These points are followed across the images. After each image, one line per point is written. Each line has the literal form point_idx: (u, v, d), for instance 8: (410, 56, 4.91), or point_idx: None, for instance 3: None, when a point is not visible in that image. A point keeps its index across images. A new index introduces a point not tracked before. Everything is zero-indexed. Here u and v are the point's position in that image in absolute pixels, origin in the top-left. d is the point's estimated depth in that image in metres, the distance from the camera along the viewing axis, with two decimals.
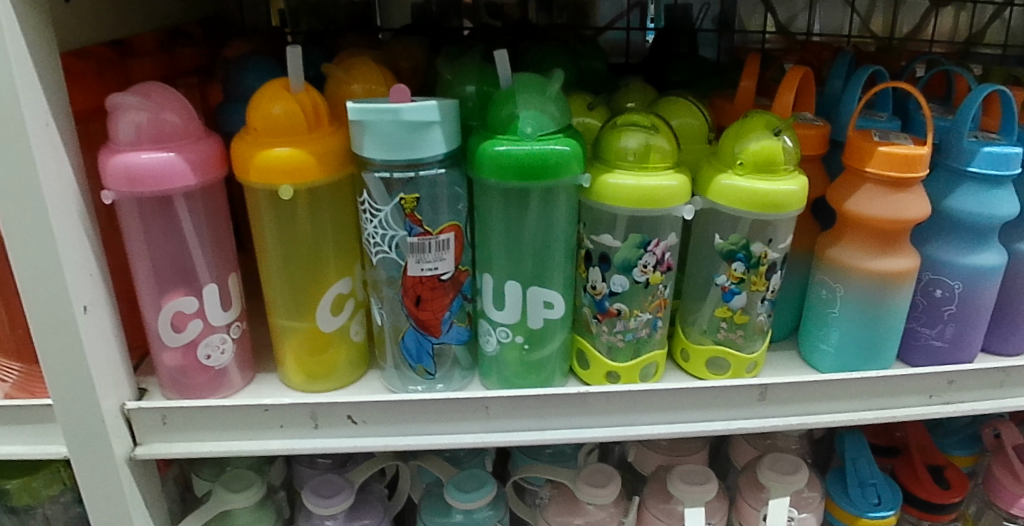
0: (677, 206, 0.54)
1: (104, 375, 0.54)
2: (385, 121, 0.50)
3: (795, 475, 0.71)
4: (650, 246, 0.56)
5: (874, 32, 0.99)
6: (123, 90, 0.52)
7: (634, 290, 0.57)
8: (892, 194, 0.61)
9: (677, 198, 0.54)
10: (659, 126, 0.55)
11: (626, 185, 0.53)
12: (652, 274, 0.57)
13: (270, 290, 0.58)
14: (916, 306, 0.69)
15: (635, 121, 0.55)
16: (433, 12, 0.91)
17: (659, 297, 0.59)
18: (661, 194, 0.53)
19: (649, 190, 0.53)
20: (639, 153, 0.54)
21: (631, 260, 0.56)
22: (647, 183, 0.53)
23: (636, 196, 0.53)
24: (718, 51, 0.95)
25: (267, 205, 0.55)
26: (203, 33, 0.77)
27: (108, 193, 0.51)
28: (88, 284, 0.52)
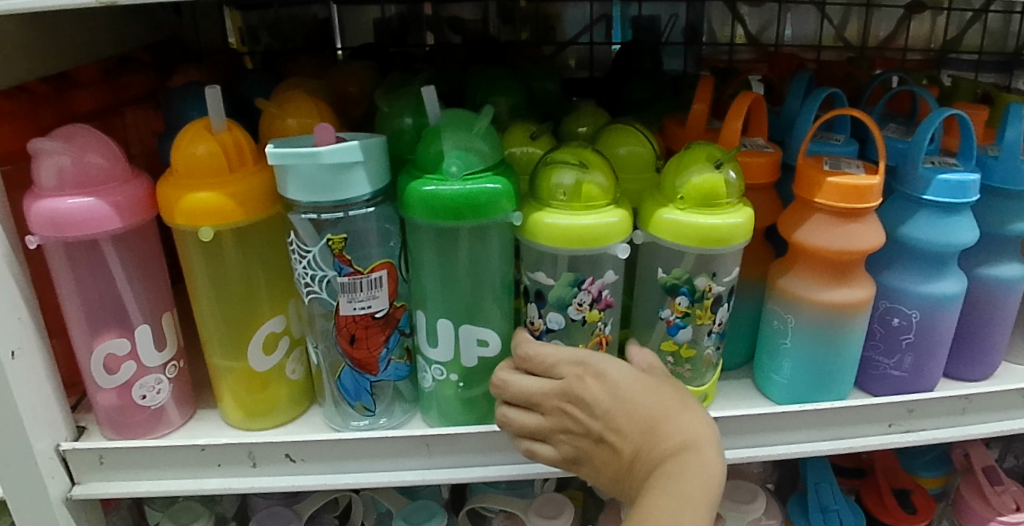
0: (614, 243, 0.52)
1: (36, 417, 0.54)
2: (308, 165, 0.48)
3: (751, 504, 0.70)
4: (584, 284, 0.54)
5: (847, 40, 0.97)
6: (45, 133, 0.51)
7: (571, 327, 0.56)
8: (843, 225, 0.59)
9: (615, 234, 0.52)
10: (595, 162, 0.53)
11: (563, 223, 0.51)
12: (588, 311, 0.56)
13: (203, 330, 0.57)
14: (873, 334, 0.67)
15: (569, 157, 0.54)
16: (394, 29, 0.90)
17: (599, 334, 0.57)
18: (600, 231, 0.51)
19: (587, 227, 0.51)
20: (575, 189, 0.52)
21: (566, 299, 0.55)
22: (584, 221, 0.51)
23: (574, 236, 0.51)
24: (684, 63, 0.94)
25: (195, 249, 0.54)
26: (153, 58, 0.76)
27: (33, 238, 0.50)
28: (15, 328, 0.52)
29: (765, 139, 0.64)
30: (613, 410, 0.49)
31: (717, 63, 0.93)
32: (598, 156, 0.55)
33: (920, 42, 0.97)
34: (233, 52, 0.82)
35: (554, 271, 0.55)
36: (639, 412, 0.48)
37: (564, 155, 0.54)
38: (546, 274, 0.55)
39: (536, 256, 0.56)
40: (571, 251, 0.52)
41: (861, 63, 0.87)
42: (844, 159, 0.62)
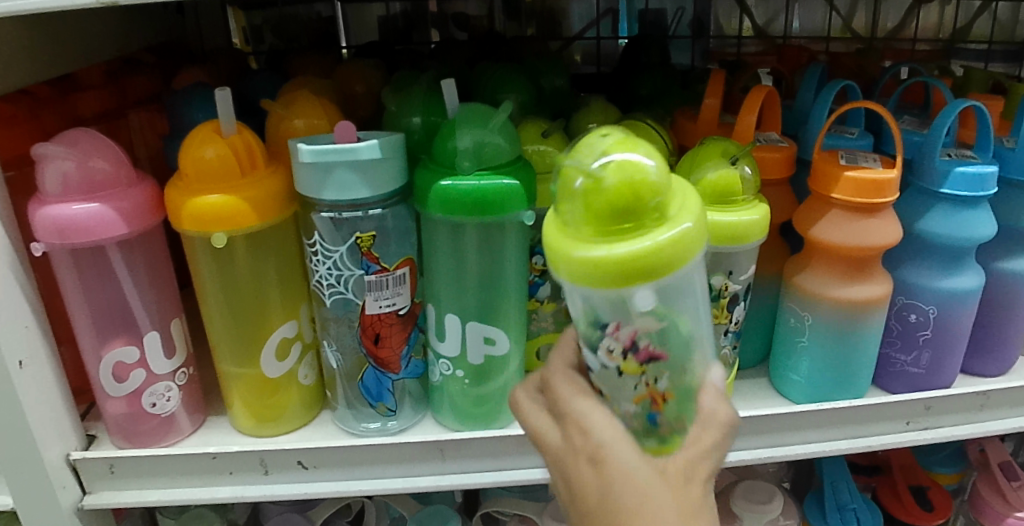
0: (690, 258, 0.36)
1: (45, 427, 0.53)
2: (343, 163, 0.48)
3: (769, 504, 0.69)
4: (610, 327, 0.38)
5: (857, 31, 0.96)
6: (50, 138, 0.50)
7: (606, 376, 0.40)
8: (860, 220, 0.58)
9: (689, 246, 0.36)
10: (649, 158, 0.37)
11: (616, 252, 0.35)
12: (623, 361, 0.39)
13: (213, 336, 0.56)
14: (891, 331, 0.66)
15: (612, 153, 0.37)
16: (398, 26, 0.89)
17: (647, 390, 0.40)
18: (668, 253, 0.35)
19: (646, 250, 0.35)
20: (621, 201, 0.36)
21: (593, 341, 0.39)
22: (640, 243, 0.35)
23: (631, 269, 0.35)
24: (693, 57, 0.93)
25: (204, 254, 0.53)
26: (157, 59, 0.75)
27: (39, 245, 0.50)
28: (22, 338, 0.51)
29: (779, 134, 0.63)
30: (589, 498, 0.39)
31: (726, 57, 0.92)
32: (643, 149, 0.38)
33: (929, 32, 0.95)
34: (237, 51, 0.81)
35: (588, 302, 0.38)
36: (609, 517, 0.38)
37: (596, 148, 0.38)
38: (589, 308, 0.38)
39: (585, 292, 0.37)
40: (625, 288, 0.36)
41: (872, 54, 0.85)
42: (860, 152, 0.61)
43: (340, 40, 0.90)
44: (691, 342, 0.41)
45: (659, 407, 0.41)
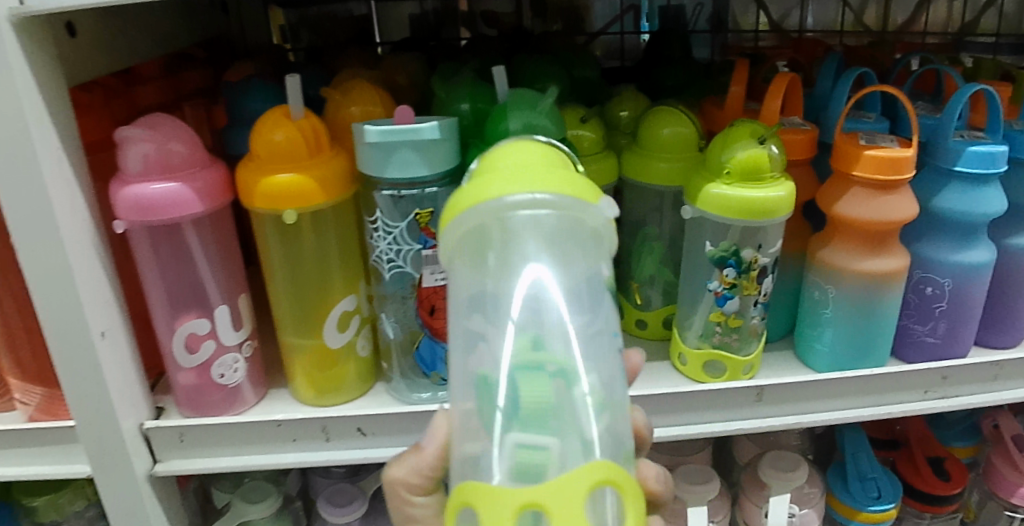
0: (519, 193, 0.37)
1: (122, 396, 0.57)
2: (404, 143, 0.52)
3: (795, 472, 0.72)
4: None
5: (868, 26, 1.00)
6: (131, 123, 0.54)
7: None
8: (880, 196, 0.62)
9: (518, 182, 0.37)
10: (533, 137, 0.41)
11: (507, 189, 0.37)
12: None
13: (278, 309, 0.60)
14: (908, 304, 0.70)
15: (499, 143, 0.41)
16: (429, 23, 0.93)
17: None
18: (491, 187, 0.37)
19: (478, 189, 0.38)
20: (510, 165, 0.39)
21: None
22: (478, 183, 0.38)
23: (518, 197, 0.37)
24: (711, 51, 0.97)
25: (273, 231, 0.57)
26: (207, 55, 0.80)
27: (121, 223, 0.53)
28: (103, 310, 0.55)
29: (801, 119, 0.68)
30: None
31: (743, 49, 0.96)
32: (562, 154, 0.42)
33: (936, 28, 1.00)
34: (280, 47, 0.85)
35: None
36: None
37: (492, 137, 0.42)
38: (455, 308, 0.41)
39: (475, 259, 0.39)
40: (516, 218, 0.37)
41: (883, 46, 0.90)
42: (878, 134, 0.65)
43: (374, 37, 0.94)
44: (529, 363, 0.36)
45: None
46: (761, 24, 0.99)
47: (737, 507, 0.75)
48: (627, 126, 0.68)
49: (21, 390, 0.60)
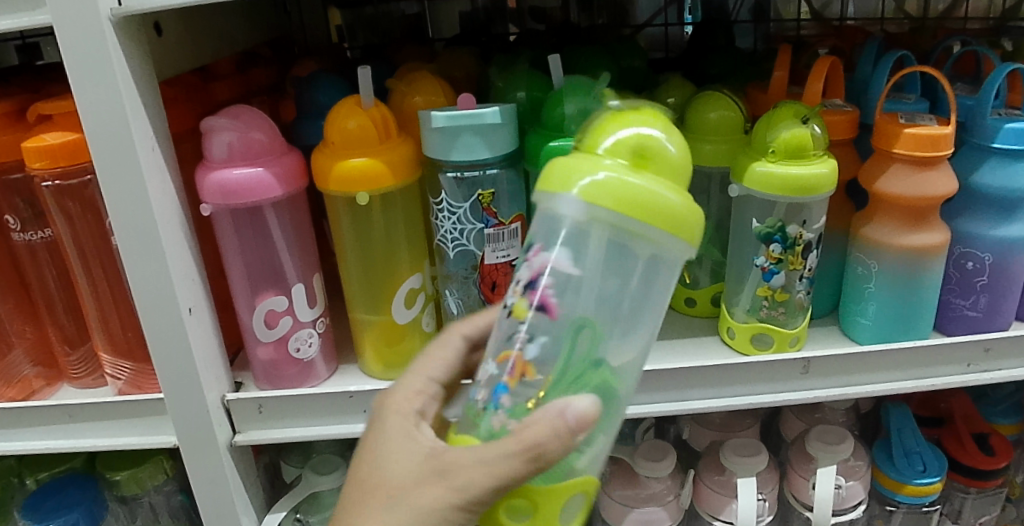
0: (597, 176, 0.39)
1: (206, 370, 0.60)
2: (470, 126, 0.56)
3: (841, 445, 0.73)
4: (530, 254, 0.42)
5: (908, 13, 1.03)
6: (216, 113, 0.59)
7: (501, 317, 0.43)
8: (920, 172, 0.64)
9: (605, 168, 0.39)
10: (658, 121, 0.41)
11: (606, 169, 0.39)
12: (519, 298, 0.41)
13: (349, 287, 0.64)
14: (949, 279, 0.72)
15: (619, 117, 0.42)
16: (480, 19, 0.97)
17: (513, 348, 0.41)
18: (578, 166, 0.40)
19: (571, 165, 0.40)
20: (622, 155, 0.40)
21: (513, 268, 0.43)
22: (574, 157, 0.40)
23: (599, 196, 0.38)
24: (754, 40, 1.00)
25: (345, 212, 0.61)
26: (274, 54, 0.85)
27: (207, 206, 0.58)
28: (191, 288, 0.59)
29: (842, 101, 0.71)
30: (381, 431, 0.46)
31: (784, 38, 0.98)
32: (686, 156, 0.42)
33: (978, 13, 1.04)
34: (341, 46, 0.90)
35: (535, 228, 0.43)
36: (390, 443, 0.44)
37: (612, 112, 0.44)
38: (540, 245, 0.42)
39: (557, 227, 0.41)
40: (603, 220, 0.39)
41: (923, 33, 0.92)
42: (918, 114, 0.67)
43: (427, 33, 0.99)
44: (597, 382, 0.42)
45: (523, 383, 0.41)
46: (802, 13, 1.02)
47: (785, 481, 0.77)
48: (675, 111, 0.72)
49: (110, 365, 0.65)
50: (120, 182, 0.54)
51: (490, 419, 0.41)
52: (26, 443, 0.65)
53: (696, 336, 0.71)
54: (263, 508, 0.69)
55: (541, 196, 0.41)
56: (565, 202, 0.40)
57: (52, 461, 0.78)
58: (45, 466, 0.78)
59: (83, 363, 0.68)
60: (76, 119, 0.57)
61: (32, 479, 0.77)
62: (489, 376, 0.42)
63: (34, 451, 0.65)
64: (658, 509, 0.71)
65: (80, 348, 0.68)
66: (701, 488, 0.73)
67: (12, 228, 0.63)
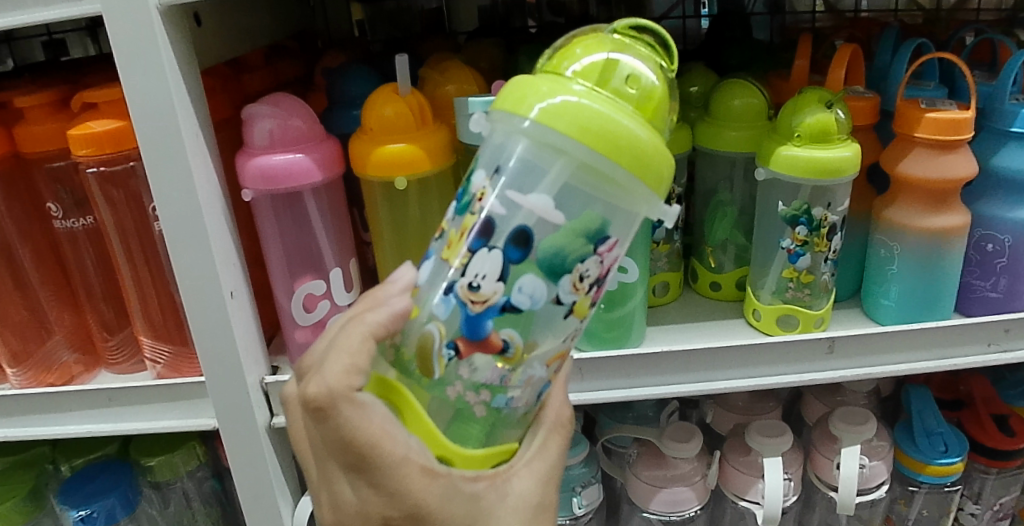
0: (556, 99, 0.40)
1: (247, 353, 0.62)
2: None
3: (864, 425, 0.74)
4: (602, 248, 0.41)
5: (921, 5, 1.04)
6: (257, 101, 0.60)
7: (551, 313, 0.41)
8: (940, 156, 0.65)
9: (560, 91, 0.40)
10: (638, 58, 0.42)
11: (571, 91, 0.40)
12: (582, 294, 0.42)
13: (385, 271, 0.66)
14: (969, 261, 0.73)
15: (592, 50, 0.43)
16: (499, 13, 0.99)
17: (567, 346, 0.44)
18: (534, 89, 0.41)
19: (525, 88, 0.41)
20: (591, 82, 0.41)
21: (568, 253, 0.40)
22: (533, 81, 0.41)
23: (554, 117, 0.39)
24: (770, 32, 1.02)
25: (382, 196, 0.63)
26: (300, 48, 0.86)
27: (248, 192, 0.59)
28: (232, 273, 0.60)
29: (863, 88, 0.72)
30: (404, 499, 0.41)
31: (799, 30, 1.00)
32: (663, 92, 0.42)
33: (990, 5, 1.05)
34: (365, 39, 0.92)
35: (574, 203, 0.41)
36: (450, 506, 0.42)
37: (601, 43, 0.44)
38: (537, 196, 0.40)
39: (516, 151, 0.41)
40: (560, 147, 0.40)
41: (937, 24, 0.94)
42: (939, 99, 0.68)
43: (448, 28, 1.00)
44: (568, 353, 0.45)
45: (557, 373, 0.45)
46: (817, 6, 1.03)
47: (809, 462, 0.78)
48: (699, 100, 0.74)
49: (150, 348, 0.66)
50: (165, 168, 0.55)
51: (526, 416, 0.45)
52: (67, 428, 0.66)
53: (721, 318, 0.73)
54: (298, 491, 0.70)
55: (502, 114, 0.42)
56: (524, 124, 0.40)
57: (85, 448, 0.79)
58: (79, 452, 0.79)
59: (122, 348, 0.69)
60: (121, 107, 0.58)
61: (67, 465, 0.78)
62: (534, 382, 0.43)
63: (74, 436, 0.66)
64: (686, 489, 0.73)
65: (119, 334, 0.69)
66: (727, 469, 0.75)
67: (56, 216, 0.65)
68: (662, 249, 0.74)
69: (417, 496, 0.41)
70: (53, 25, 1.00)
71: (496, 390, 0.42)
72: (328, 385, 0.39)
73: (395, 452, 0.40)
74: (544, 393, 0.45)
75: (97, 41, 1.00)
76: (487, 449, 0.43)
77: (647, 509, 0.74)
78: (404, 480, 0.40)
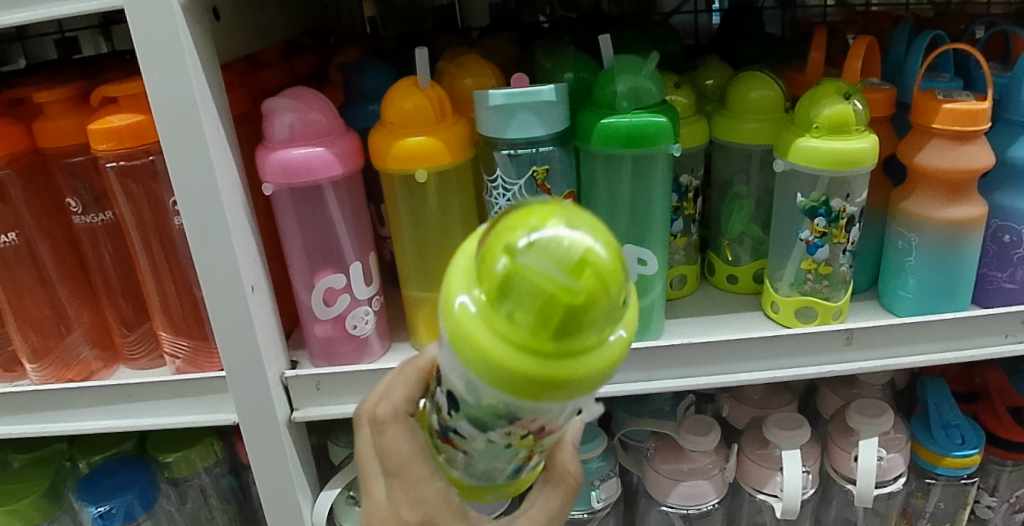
0: (497, 364, 0.33)
1: (268, 347, 0.62)
2: (528, 103, 0.57)
3: (882, 418, 0.74)
4: (518, 421, 0.36)
5: None
6: (277, 95, 0.60)
7: (493, 448, 0.39)
8: (957, 146, 0.65)
9: (497, 352, 0.32)
10: (579, 254, 0.30)
11: (505, 343, 0.32)
12: (516, 439, 0.38)
13: (404, 265, 0.66)
14: (986, 252, 0.72)
15: (522, 256, 0.31)
16: (511, 9, 0.99)
17: (528, 454, 0.41)
18: (468, 344, 0.33)
19: (459, 335, 0.34)
20: (527, 314, 0.32)
21: (484, 421, 0.37)
22: (463, 323, 0.33)
23: (477, 365, 0.33)
24: (781, 26, 1.02)
25: (401, 189, 0.63)
26: (314, 44, 0.87)
27: (269, 186, 0.59)
28: (252, 267, 0.60)
29: (879, 80, 0.72)
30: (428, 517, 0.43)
31: (810, 24, 1.00)
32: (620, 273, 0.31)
33: None
34: (379, 35, 0.92)
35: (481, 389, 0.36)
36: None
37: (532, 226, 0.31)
38: (453, 378, 0.37)
39: (447, 362, 0.36)
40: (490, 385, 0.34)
41: (948, 17, 0.94)
42: (955, 90, 0.68)
43: (460, 24, 1.01)
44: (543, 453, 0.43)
45: (539, 457, 0.43)
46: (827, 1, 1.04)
47: (826, 455, 0.78)
48: (714, 93, 0.74)
49: (169, 343, 0.66)
50: (186, 161, 0.55)
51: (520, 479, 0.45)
52: (86, 423, 0.66)
53: (738, 311, 0.73)
54: (316, 486, 0.70)
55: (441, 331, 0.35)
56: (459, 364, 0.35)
57: (103, 445, 0.79)
58: (96, 449, 0.79)
59: (141, 344, 0.69)
60: (140, 101, 0.58)
61: (85, 461, 0.78)
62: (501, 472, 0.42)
63: (94, 431, 0.66)
64: (705, 482, 0.73)
65: (138, 329, 0.69)
66: (745, 463, 0.75)
67: (75, 212, 0.64)
68: (680, 242, 0.74)
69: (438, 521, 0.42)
70: (66, 22, 1.00)
71: (466, 472, 0.43)
72: (394, 406, 0.44)
73: (425, 471, 0.43)
74: (525, 467, 0.43)
75: (109, 39, 1.00)
76: (500, 491, 0.45)
77: (665, 503, 0.74)
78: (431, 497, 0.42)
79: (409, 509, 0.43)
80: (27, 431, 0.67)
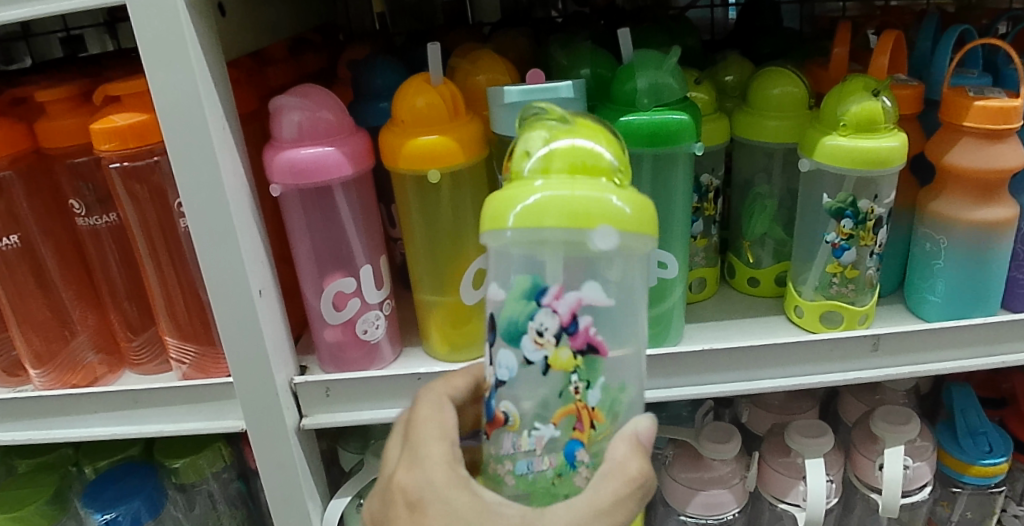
0: (533, 201, 0.40)
1: (276, 352, 0.60)
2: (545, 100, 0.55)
3: (908, 425, 0.72)
4: (547, 298, 0.41)
5: None
6: (284, 92, 0.58)
7: (531, 375, 0.42)
8: (987, 146, 0.62)
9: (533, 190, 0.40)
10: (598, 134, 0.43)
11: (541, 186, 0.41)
12: (550, 347, 0.41)
13: (416, 268, 0.64)
14: (1019, 254, 0.70)
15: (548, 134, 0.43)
16: (522, 5, 0.97)
17: (573, 402, 0.42)
18: (508, 202, 0.41)
19: (499, 207, 0.41)
20: (556, 171, 0.42)
21: (519, 318, 0.41)
22: (501, 196, 0.42)
23: (516, 215, 0.40)
24: (799, 21, 1.00)
25: (413, 190, 0.61)
26: (322, 41, 0.85)
27: (276, 186, 0.57)
28: (260, 270, 0.58)
29: (907, 76, 0.70)
30: (427, 482, 0.45)
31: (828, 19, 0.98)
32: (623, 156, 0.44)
33: None
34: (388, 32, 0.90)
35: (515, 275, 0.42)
36: (455, 496, 0.44)
37: (549, 111, 0.45)
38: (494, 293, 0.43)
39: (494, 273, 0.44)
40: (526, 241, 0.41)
41: (972, 11, 0.91)
42: (986, 87, 0.66)
43: (470, 20, 0.99)
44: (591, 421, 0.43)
45: (589, 430, 0.43)
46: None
47: (849, 463, 0.76)
48: (734, 89, 0.72)
49: (175, 348, 0.64)
50: (192, 161, 0.53)
51: (570, 478, 0.43)
52: (91, 430, 0.64)
53: (760, 315, 0.70)
54: (326, 494, 0.69)
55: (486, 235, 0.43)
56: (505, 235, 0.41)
57: (109, 450, 0.78)
58: (102, 454, 0.77)
59: (146, 348, 0.68)
60: (144, 99, 0.56)
61: (90, 467, 0.77)
62: (547, 443, 0.43)
63: (99, 438, 0.64)
64: (724, 492, 0.70)
65: (143, 334, 0.67)
66: (767, 471, 0.73)
67: (78, 214, 0.63)
68: (700, 244, 0.72)
69: (435, 480, 0.45)
70: (71, 19, 0.99)
71: (514, 457, 0.43)
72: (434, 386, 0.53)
73: (435, 434, 0.48)
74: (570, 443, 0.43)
75: (114, 37, 0.98)
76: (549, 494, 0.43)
77: (684, 512, 0.71)
78: (433, 461, 0.46)
79: (411, 472, 0.47)
80: (30, 437, 0.65)
